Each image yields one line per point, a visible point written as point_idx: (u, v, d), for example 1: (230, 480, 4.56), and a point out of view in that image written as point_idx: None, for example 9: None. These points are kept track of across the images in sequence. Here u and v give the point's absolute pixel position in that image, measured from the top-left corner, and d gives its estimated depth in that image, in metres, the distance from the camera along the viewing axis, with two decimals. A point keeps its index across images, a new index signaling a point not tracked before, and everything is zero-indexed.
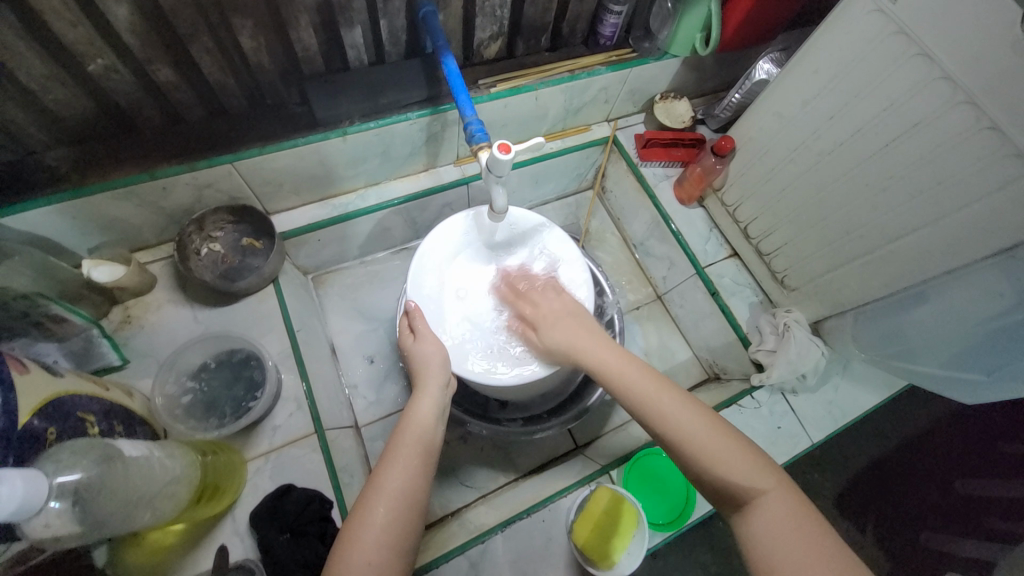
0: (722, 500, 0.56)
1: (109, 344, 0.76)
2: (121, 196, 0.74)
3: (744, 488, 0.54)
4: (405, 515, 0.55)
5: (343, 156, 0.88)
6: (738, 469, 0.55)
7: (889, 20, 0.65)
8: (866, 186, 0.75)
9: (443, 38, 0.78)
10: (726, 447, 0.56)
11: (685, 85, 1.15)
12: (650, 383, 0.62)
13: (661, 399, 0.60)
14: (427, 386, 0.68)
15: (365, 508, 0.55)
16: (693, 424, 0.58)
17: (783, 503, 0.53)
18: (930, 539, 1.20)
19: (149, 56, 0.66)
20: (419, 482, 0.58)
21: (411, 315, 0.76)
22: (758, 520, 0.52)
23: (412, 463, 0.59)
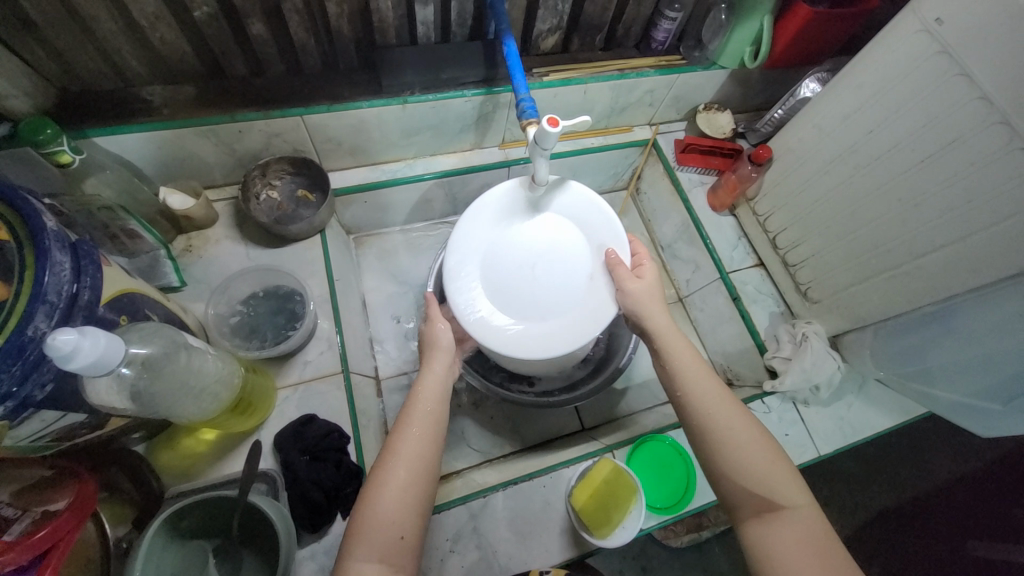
0: (745, 505, 0.59)
1: (171, 266, 0.84)
2: (202, 133, 0.82)
3: (770, 496, 0.58)
4: (417, 482, 0.59)
5: (399, 124, 0.95)
6: (772, 477, 0.59)
7: (933, 41, 0.67)
8: (897, 203, 0.77)
9: (507, 23, 0.84)
10: (763, 454, 0.61)
11: (730, 98, 1.19)
12: (703, 379, 0.67)
13: (712, 398, 0.65)
14: (435, 364, 0.71)
15: (385, 471, 0.59)
16: (738, 426, 0.62)
17: (807, 519, 0.57)
18: None
19: (247, 10, 0.74)
20: (431, 452, 0.62)
21: (429, 302, 0.78)
22: (778, 529, 0.56)
23: (423, 434, 0.63)
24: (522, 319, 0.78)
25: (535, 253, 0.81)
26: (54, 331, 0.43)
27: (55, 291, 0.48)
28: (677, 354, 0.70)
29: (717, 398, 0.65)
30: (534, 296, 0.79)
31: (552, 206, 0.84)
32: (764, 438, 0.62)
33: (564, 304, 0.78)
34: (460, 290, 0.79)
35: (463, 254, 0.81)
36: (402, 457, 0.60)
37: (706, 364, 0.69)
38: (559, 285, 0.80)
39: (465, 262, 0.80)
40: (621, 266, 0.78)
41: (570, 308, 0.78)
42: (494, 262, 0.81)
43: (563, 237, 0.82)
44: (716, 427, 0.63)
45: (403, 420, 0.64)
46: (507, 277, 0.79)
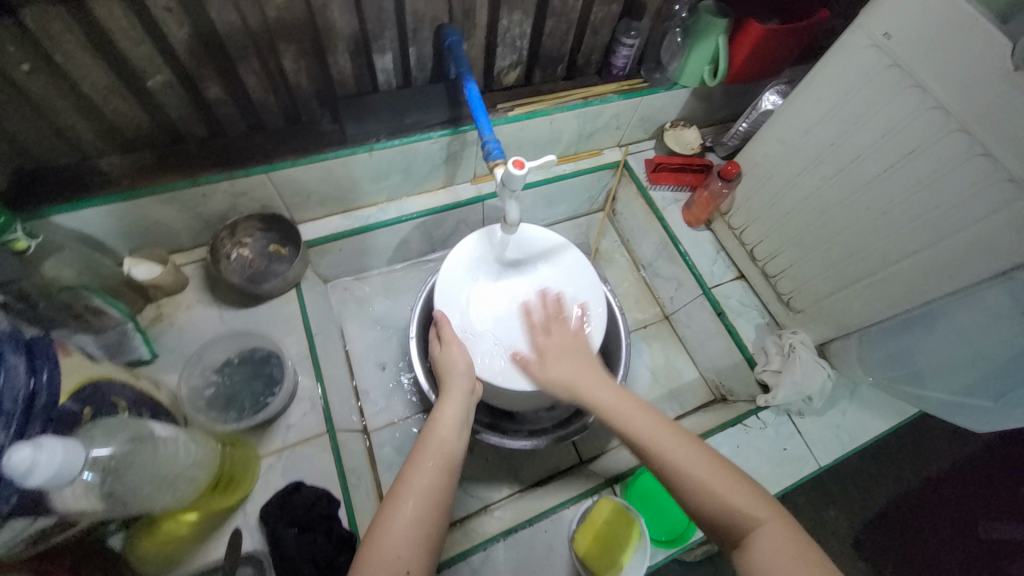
0: (722, 535, 0.56)
1: (141, 338, 0.81)
2: (165, 200, 0.80)
3: (738, 517, 0.55)
4: (429, 514, 0.58)
5: (368, 171, 0.94)
6: (731, 496, 0.56)
7: (884, 55, 0.69)
8: (867, 212, 0.78)
9: (467, 65, 0.83)
10: (718, 475, 0.58)
11: (695, 114, 1.20)
12: (643, 418, 0.65)
13: (657, 433, 0.63)
14: (453, 395, 0.72)
15: (393, 505, 0.58)
16: (686, 455, 0.60)
17: (780, 534, 0.52)
18: None
19: (202, 75, 0.73)
20: (445, 486, 0.61)
21: (440, 322, 0.79)
22: (755, 549, 0.52)
23: (437, 467, 0.62)
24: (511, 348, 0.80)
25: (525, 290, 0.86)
26: (10, 449, 0.42)
27: (10, 398, 0.47)
28: (612, 406, 0.68)
29: (662, 434, 0.62)
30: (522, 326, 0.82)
31: (544, 252, 0.89)
32: (717, 459, 0.60)
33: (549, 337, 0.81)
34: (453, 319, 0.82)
35: (455, 287, 0.85)
36: (413, 489, 0.59)
37: (642, 403, 0.68)
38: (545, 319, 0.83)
39: (458, 294, 0.84)
40: (559, 334, 0.79)
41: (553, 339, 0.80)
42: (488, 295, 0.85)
43: (553, 277, 0.87)
44: (668, 461, 0.60)
45: (418, 452, 0.64)
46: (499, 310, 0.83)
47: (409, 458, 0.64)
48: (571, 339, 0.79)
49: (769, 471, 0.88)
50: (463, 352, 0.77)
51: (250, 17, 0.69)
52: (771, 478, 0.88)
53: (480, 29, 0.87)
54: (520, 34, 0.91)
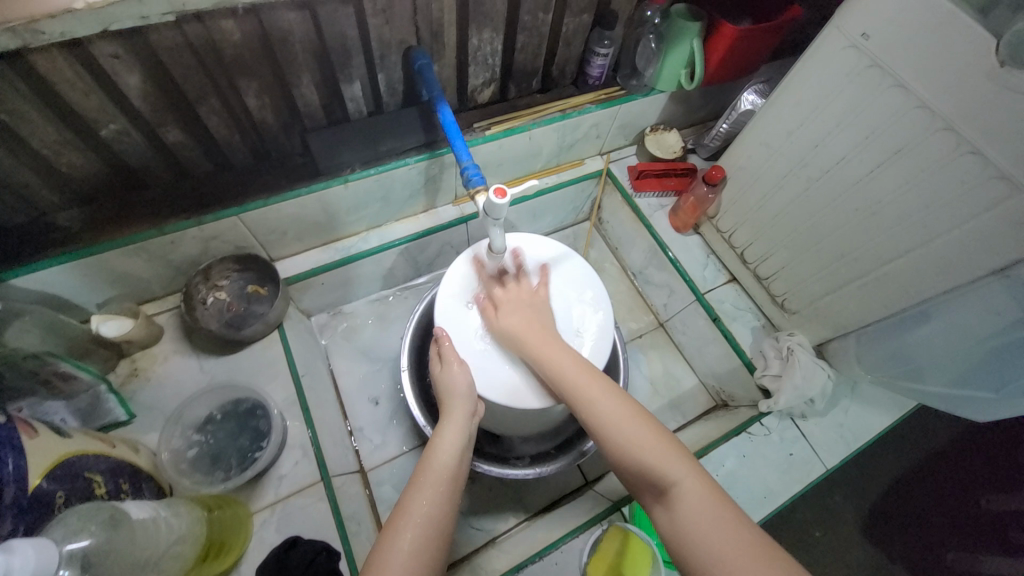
0: (646, 489, 0.58)
1: (116, 399, 0.77)
2: (130, 252, 0.76)
3: (658, 474, 0.56)
4: (432, 546, 0.56)
5: (345, 203, 0.91)
6: (656, 455, 0.57)
7: (862, 56, 0.68)
8: (856, 212, 0.77)
9: (439, 89, 0.80)
10: (646, 436, 0.59)
11: (674, 117, 1.19)
12: (579, 376, 0.66)
13: (590, 390, 0.64)
14: (454, 416, 0.69)
15: (393, 532, 0.56)
16: (620, 415, 0.61)
17: (696, 487, 0.54)
18: (959, 560, 1.17)
19: (159, 119, 0.70)
20: (445, 514, 0.59)
21: (440, 340, 0.76)
22: (674, 505, 0.54)
23: (438, 493, 0.60)
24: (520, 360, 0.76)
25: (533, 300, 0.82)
26: None
27: None
28: (551, 360, 0.68)
29: (599, 397, 0.63)
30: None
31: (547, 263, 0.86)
32: (647, 423, 0.61)
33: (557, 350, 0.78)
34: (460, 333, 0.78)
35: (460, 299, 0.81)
36: (413, 517, 0.56)
37: (578, 359, 0.69)
38: (553, 331, 0.79)
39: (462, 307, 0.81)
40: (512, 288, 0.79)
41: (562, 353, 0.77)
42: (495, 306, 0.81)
43: (561, 288, 0.83)
44: (603, 421, 0.61)
45: (419, 477, 0.62)
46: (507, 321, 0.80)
47: (409, 483, 0.62)
48: (523, 295, 0.78)
49: (779, 479, 0.86)
50: (465, 371, 0.73)
51: (205, 57, 0.65)
52: (781, 486, 0.86)
53: (450, 49, 0.84)
54: (491, 51, 0.88)
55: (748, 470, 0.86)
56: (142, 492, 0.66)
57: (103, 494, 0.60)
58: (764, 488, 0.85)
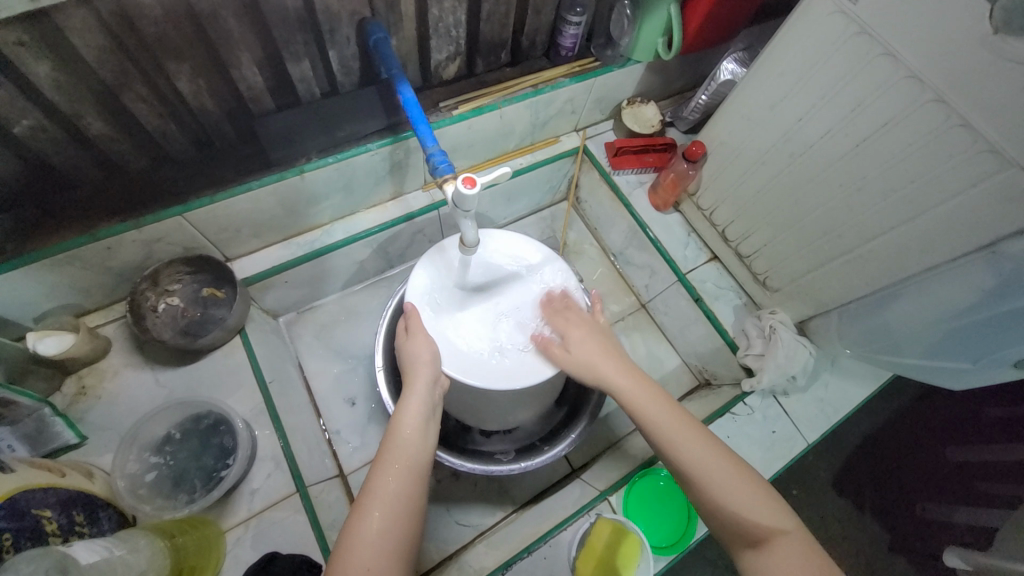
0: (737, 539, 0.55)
1: (64, 422, 0.71)
2: (63, 262, 0.69)
3: (758, 526, 0.54)
4: (401, 522, 0.54)
5: (303, 196, 0.84)
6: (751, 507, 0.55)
7: (851, 22, 0.64)
8: (841, 187, 0.75)
9: (398, 65, 0.73)
10: (747, 487, 0.56)
11: (651, 88, 1.13)
12: (667, 416, 0.62)
13: (677, 433, 0.60)
14: (416, 387, 0.66)
15: (364, 510, 0.54)
16: (713, 462, 0.58)
17: (795, 543, 0.53)
18: (929, 509, 1.23)
19: (78, 111, 0.61)
20: (413, 490, 0.57)
21: (409, 313, 0.72)
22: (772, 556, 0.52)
23: (406, 469, 0.58)
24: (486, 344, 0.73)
25: (509, 289, 0.78)
26: None
27: None
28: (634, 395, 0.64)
29: (693, 442, 0.59)
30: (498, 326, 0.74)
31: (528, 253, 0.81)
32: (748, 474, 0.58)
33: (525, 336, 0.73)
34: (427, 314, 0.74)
35: (430, 280, 0.77)
36: (379, 496, 0.55)
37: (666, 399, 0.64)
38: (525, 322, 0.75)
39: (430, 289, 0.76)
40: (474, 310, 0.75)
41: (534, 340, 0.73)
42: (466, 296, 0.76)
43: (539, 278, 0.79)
44: (694, 468, 0.58)
45: (384, 452, 0.60)
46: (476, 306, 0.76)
47: (376, 460, 0.60)
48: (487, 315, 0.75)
49: (763, 457, 0.86)
50: (429, 341, 0.70)
51: (125, 39, 0.57)
52: (765, 464, 0.86)
53: (408, 20, 0.77)
54: (454, 22, 0.80)
55: (733, 451, 0.86)
56: (99, 521, 0.62)
57: (55, 531, 0.56)
58: (748, 468, 0.85)
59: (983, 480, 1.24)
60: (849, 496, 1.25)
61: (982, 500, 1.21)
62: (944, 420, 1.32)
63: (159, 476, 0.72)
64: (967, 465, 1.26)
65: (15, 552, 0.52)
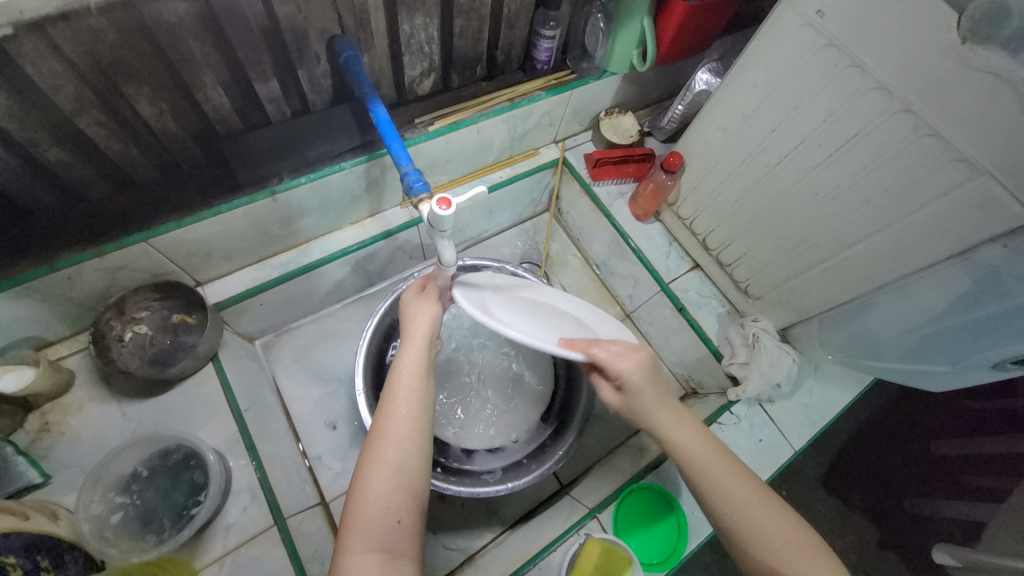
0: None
1: (27, 460, 0.69)
2: (19, 294, 0.66)
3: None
4: (413, 461, 0.55)
5: (277, 216, 0.82)
6: (790, 560, 0.52)
7: (819, 34, 0.64)
8: (816, 196, 0.75)
9: (369, 84, 0.72)
10: (790, 536, 0.53)
11: (628, 99, 1.14)
12: (704, 450, 0.58)
13: (709, 459, 0.57)
14: (412, 341, 0.62)
15: (375, 461, 0.54)
16: (755, 511, 0.54)
17: None
18: (915, 505, 1.24)
19: (32, 138, 0.59)
20: (420, 431, 0.57)
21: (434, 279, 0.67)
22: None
23: (410, 416, 0.57)
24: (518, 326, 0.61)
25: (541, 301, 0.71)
26: None
27: None
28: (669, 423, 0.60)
29: (729, 474, 0.56)
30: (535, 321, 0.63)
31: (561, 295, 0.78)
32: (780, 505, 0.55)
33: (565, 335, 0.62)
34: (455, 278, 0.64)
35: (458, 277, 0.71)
36: (390, 444, 0.54)
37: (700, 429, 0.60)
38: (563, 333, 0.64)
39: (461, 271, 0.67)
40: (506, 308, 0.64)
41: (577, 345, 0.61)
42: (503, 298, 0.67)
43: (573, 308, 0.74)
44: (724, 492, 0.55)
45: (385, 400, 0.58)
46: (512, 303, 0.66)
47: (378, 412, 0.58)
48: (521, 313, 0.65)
49: (751, 467, 0.86)
50: (430, 304, 0.65)
51: (79, 62, 0.55)
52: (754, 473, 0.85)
53: (379, 37, 0.75)
54: (427, 38, 0.79)
55: None
56: (65, 564, 0.59)
57: None
58: None
59: (969, 474, 1.25)
60: (839, 495, 1.26)
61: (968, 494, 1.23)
62: (929, 415, 1.33)
63: (126, 516, 0.68)
64: (951, 459, 1.28)
65: None
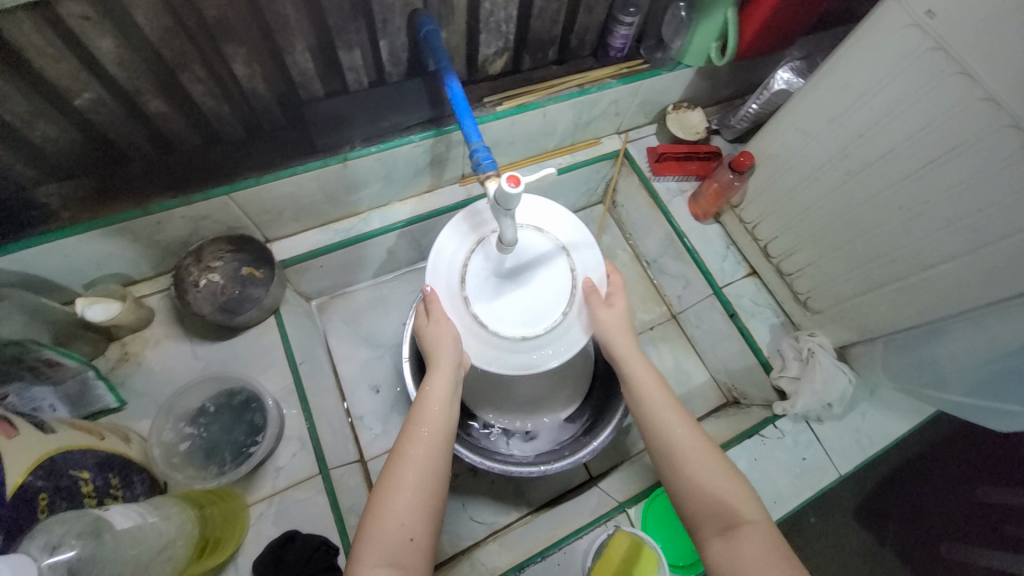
0: (707, 521, 0.57)
1: (106, 386, 0.75)
2: (115, 233, 0.72)
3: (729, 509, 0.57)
4: (432, 482, 0.56)
5: (345, 183, 0.85)
6: (724, 487, 0.58)
7: (925, 36, 0.60)
8: (900, 209, 0.71)
9: (447, 58, 0.72)
10: (720, 469, 0.60)
11: (699, 94, 1.10)
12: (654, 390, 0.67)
13: (673, 415, 0.64)
14: (441, 366, 0.65)
15: (395, 476, 0.56)
16: (697, 446, 0.61)
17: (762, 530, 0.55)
18: (952, 550, 1.17)
19: (138, 88, 0.63)
20: (442, 453, 0.59)
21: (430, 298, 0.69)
22: (738, 539, 0.54)
23: (433, 437, 0.60)
24: (533, 241, 0.73)
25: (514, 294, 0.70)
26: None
27: None
28: (641, 382, 0.68)
29: (688, 436, 0.62)
30: (536, 265, 0.72)
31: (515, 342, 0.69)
32: (725, 466, 0.60)
33: (562, 270, 0.72)
34: (468, 221, 0.73)
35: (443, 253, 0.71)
36: (412, 461, 0.56)
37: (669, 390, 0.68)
38: (555, 282, 0.71)
39: (451, 255, 0.72)
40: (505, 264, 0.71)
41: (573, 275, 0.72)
42: (485, 288, 0.70)
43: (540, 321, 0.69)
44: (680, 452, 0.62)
45: (410, 423, 0.61)
46: (498, 280, 0.71)
47: (404, 429, 0.61)
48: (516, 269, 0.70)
49: (791, 484, 0.83)
50: (448, 324, 0.68)
51: (186, 20, 0.58)
52: (792, 492, 0.83)
53: (460, 13, 0.76)
54: (505, 17, 0.79)
55: (760, 474, 0.83)
56: (134, 484, 0.65)
57: (91, 492, 0.57)
58: (773, 494, 0.82)
59: (1009, 524, 1.18)
60: (874, 529, 1.20)
61: (1005, 545, 1.16)
62: (977, 457, 1.25)
63: (192, 446, 0.75)
64: (993, 506, 1.20)
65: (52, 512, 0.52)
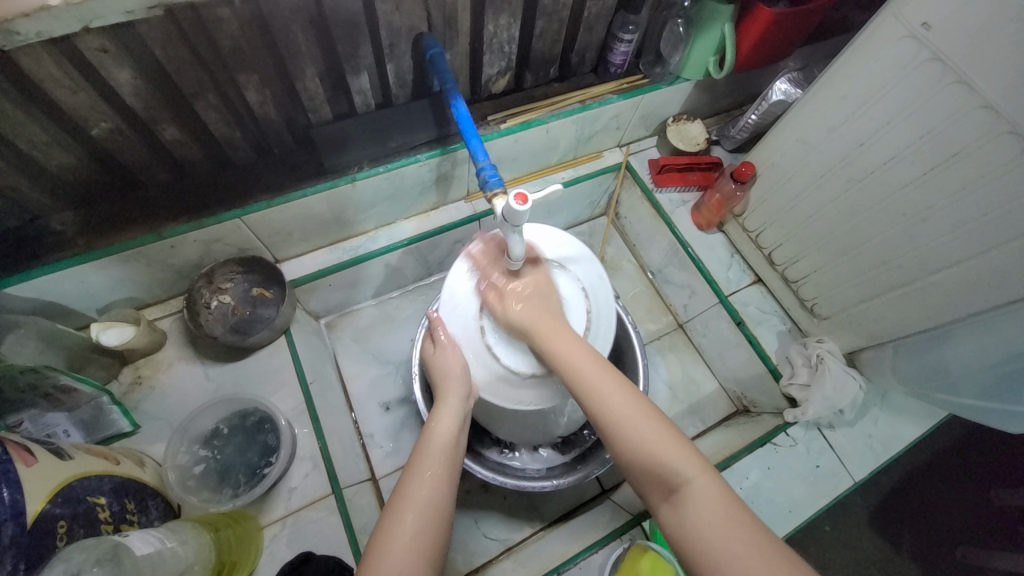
0: (654, 489, 0.55)
1: (119, 411, 0.75)
2: (129, 258, 0.73)
3: (670, 475, 0.54)
4: (434, 521, 0.55)
5: (353, 202, 0.86)
6: (661, 451, 0.55)
7: (922, 48, 0.61)
8: (903, 216, 0.72)
9: (452, 80, 0.74)
10: (650, 432, 0.56)
11: (698, 106, 1.12)
12: (574, 353, 0.62)
13: (603, 385, 0.60)
14: (449, 399, 0.66)
15: (396, 514, 0.55)
16: (628, 414, 0.57)
17: (708, 489, 0.52)
18: (969, 555, 1.15)
19: (155, 117, 0.65)
20: (445, 494, 0.58)
21: (433, 325, 0.73)
22: (687, 507, 0.52)
23: (437, 474, 0.59)
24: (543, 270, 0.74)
25: None
26: None
27: None
28: (563, 351, 0.63)
29: (616, 397, 0.59)
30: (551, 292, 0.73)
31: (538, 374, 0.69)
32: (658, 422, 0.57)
33: (574, 290, 0.73)
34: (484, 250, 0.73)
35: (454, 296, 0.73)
36: (413, 499, 0.56)
37: (594, 350, 0.63)
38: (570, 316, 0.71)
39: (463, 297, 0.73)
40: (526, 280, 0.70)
41: (587, 309, 0.73)
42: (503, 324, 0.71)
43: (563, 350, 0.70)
44: (612, 425, 0.58)
45: (416, 459, 0.61)
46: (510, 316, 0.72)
47: (408, 466, 0.60)
48: (538, 287, 0.70)
49: (805, 492, 0.83)
50: (459, 355, 0.70)
51: (201, 51, 0.60)
52: (807, 500, 0.82)
53: (464, 36, 0.77)
54: (508, 38, 0.81)
55: (773, 483, 0.83)
56: (148, 508, 0.65)
57: (108, 518, 0.57)
58: (789, 502, 0.82)
59: None
60: (889, 537, 1.18)
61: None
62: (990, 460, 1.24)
63: (207, 469, 0.75)
64: (1010, 509, 1.18)
65: (70, 541, 0.52)
